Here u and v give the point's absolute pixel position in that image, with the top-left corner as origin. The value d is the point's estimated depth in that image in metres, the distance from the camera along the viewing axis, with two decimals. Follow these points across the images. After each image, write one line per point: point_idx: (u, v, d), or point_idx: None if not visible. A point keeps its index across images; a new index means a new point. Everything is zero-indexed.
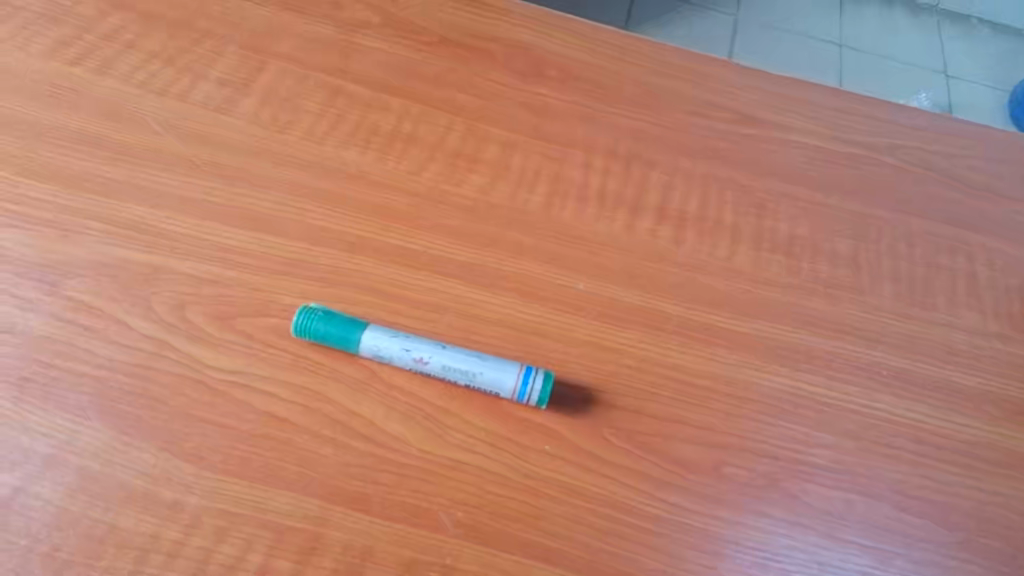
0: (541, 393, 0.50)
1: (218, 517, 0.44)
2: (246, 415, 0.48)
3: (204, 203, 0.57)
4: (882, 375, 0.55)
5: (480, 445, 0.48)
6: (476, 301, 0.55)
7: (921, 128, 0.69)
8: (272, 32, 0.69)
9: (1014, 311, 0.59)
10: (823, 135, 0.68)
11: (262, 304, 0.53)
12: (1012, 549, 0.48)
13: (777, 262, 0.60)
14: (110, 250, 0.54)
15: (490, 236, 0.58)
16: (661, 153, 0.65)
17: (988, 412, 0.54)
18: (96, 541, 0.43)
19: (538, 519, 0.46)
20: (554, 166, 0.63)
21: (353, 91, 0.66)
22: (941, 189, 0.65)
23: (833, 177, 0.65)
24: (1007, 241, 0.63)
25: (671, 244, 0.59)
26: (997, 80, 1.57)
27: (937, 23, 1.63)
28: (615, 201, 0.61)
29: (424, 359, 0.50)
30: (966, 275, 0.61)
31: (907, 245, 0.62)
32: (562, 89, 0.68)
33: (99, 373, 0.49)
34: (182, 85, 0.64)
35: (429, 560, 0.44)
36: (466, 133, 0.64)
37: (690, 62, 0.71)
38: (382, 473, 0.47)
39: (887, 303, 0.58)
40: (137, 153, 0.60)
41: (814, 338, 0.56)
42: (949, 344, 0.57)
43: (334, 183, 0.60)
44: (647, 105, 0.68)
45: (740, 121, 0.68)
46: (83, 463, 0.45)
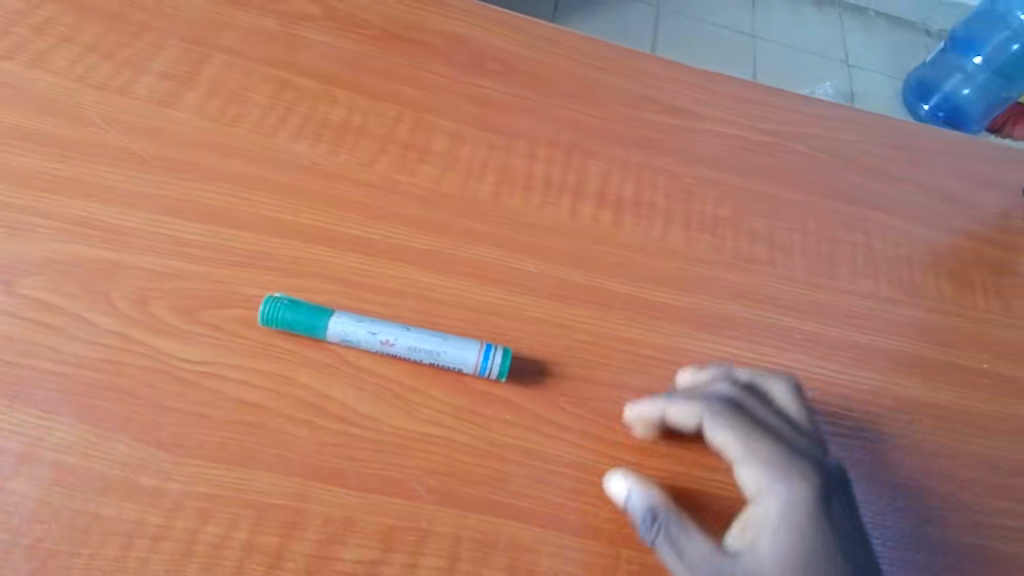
0: (501, 367, 0.54)
1: (200, 500, 0.46)
2: (220, 402, 0.50)
3: (155, 197, 0.58)
4: (797, 338, 0.62)
5: (448, 419, 0.52)
6: (434, 286, 0.58)
7: (825, 117, 0.78)
8: (211, 24, 0.69)
9: (905, 277, 0.68)
10: (741, 125, 0.74)
11: (223, 296, 0.54)
12: (907, 481, 0.57)
13: (705, 241, 0.66)
14: (62, 248, 0.54)
15: (444, 224, 0.61)
16: (599, 143, 0.70)
17: (886, 366, 0.62)
18: (79, 530, 0.44)
19: (505, 481, 0.51)
20: (500, 156, 0.67)
21: (300, 84, 0.67)
22: (845, 172, 0.74)
23: (750, 162, 0.72)
24: (899, 217, 0.72)
25: (611, 228, 0.65)
26: (893, 69, 1.71)
27: (840, 15, 1.76)
28: (559, 188, 0.66)
29: (390, 341, 0.53)
30: (865, 248, 0.69)
31: (815, 221, 0.70)
32: (504, 81, 0.72)
33: (63, 369, 0.49)
34: (124, 79, 0.64)
35: (406, 525, 0.48)
36: (414, 125, 0.67)
37: (619, 56, 0.77)
38: (357, 450, 0.50)
39: (800, 275, 0.66)
40: (82, 148, 0.59)
41: (737, 307, 0.63)
42: (852, 308, 0.65)
43: (288, 176, 0.61)
44: (583, 97, 0.73)
45: (669, 112, 0.74)
46: (57, 457, 0.46)
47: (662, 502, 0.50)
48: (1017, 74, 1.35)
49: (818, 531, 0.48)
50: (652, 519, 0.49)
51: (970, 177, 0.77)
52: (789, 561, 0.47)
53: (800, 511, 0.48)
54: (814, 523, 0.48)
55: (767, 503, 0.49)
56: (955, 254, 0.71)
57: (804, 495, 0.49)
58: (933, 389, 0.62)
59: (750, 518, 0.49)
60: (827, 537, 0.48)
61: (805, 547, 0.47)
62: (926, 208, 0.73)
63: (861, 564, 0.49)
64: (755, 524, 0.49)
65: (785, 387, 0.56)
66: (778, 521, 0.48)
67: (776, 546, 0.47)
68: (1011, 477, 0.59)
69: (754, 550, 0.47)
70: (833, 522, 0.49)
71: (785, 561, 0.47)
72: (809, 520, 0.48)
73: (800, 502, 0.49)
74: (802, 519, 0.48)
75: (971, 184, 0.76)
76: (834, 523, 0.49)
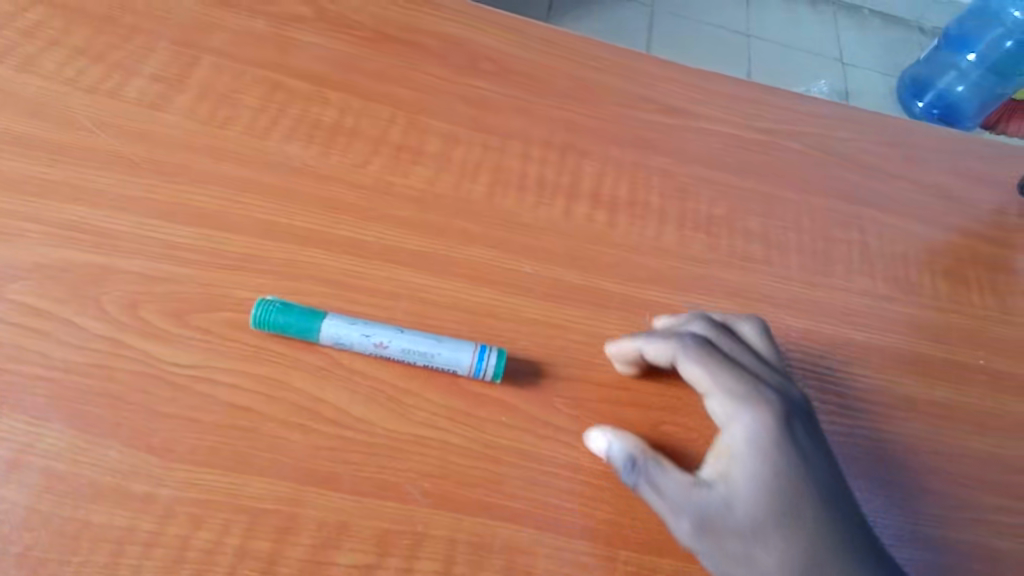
0: (496, 368, 0.53)
1: (192, 506, 0.46)
2: (212, 407, 0.49)
3: (146, 200, 0.57)
4: (793, 336, 0.62)
5: (443, 421, 0.52)
6: (428, 287, 0.58)
7: (819, 115, 0.77)
8: (202, 26, 0.69)
9: (901, 274, 0.68)
10: (735, 123, 0.74)
11: (215, 299, 0.54)
12: (903, 479, 0.57)
13: (700, 240, 0.66)
14: (52, 252, 0.54)
15: (438, 225, 0.61)
16: (593, 143, 0.70)
17: (882, 364, 0.62)
18: (70, 537, 0.44)
19: (500, 483, 0.50)
20: (494, 156, 0.66)
21: (292, 86, 0.66)
22: (839, 169, 0.73)
23: (745, 161, 0.72)
24: (895, 215, 0.72)
25: (606, 227, 0.64)
26: (887, 67, 1.71)
27: (834, 13, 1.76)
28: (553, 188, 0.66)
29: (384, 343, 0.53)
30: (860, 245, 0.69)
31: (810, 219, 0.69)
32: (497, 81, 0.71)
33: (53, 375, 0.49)
34: (114, 82, 0.64)
35: (400, 529, 0.47)
36: (407, 127, 0.67)
37: (612, 56, 0.76)
38: (351, 453, 0.49)
39: (795, 273, 0.66)
40: (72, 152, 0.59)
41: (733, 306, 0.62)
42: (848, 305, 0.65)
43: (280, 178, 0.61)
44: (577, 97, 0.72)
45: (663, 111, 0.73)
46: (47, 463, 0.46)
47: (640, 446, 0.51)
48: (1011, 71, 1.35)
49: (789, 459, 0.49)
50: (632, 463, 0.50)
51: (964, 174, 0.77)
52: (759, 489, 0.48)
53: (769, 441, 0.49)
54: (784, 451, 0.49)
55: (737, 434, 0.50)
56: (950, 251, 0.71)
57: (772, 426, 0.50)
58: (930, 387, 0.62)
59: (722, 449, 0.50)
60: (797, 465, 0.49)
61: (775, 475, 0.48)
62: (921, 205, 0.73)
63: (833, 489, 0.50)
64: (726, 456, 0.50)
65: (754, 328, 0.57)
66: (748, 451, 0.49)
67: (747, 476, 0.48)
68: (1009, 474, 0.59)
69: (727, 480, 0.49)
70: (802, 450, 0.50)
71: (756, 489, 0.48)
72: (778, 449, 0.49)
73: (769, 431, 0.50)
74: (771, 449, 0.49)
75: (965, 181, 0.76)
76: (803, 452, 0.50)
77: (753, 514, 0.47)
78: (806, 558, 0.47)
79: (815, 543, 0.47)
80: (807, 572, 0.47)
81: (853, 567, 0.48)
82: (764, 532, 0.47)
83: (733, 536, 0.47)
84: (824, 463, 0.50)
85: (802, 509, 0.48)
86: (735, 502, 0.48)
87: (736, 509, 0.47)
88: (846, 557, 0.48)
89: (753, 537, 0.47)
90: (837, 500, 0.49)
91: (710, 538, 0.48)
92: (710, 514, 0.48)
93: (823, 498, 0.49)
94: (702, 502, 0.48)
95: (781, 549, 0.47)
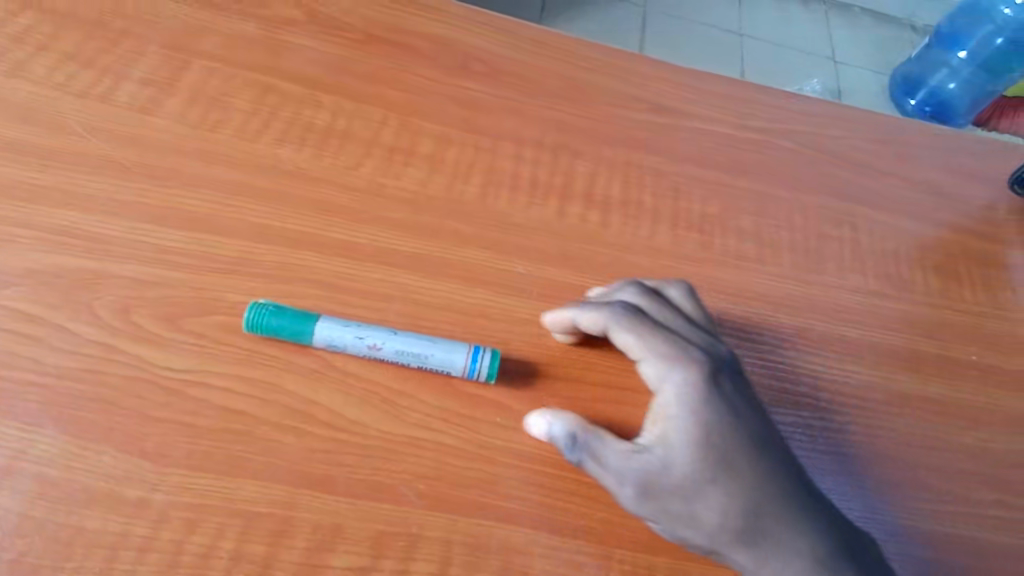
0: (490, 369, 0.53)
1: (185, 510, 0.46)
2: (205, 411, 0.49)
3: (138, 205, 0.57)
4: (786, 334, 0.62)
5: (437, 422, 0.52)
6: (421, 289, 0.58)
7: (810, 113, 0.78)
8: (192, 30, 0.68)
9: (893, 270, 0.68)
10: (726, 121, 0.74)
11: (207, 303, 0.54)
12: (897, 474, 0.57)
13: (692, 239, 0.66)
14: (43, 258, 0.54)
15: (431, 227, 0.61)
16: (585, 143, 0.70)
17: (875, 360, 0.62)
18: (63, 543, 0.44)
19: (495, 484, 0.50)
20: (486, 157, 0.66)
21: (283, 89, 0.66)
22: (830, 167, 0.74)
23: (737, 159, 0.72)
24: (886, 212, 0.72)
25: (598, 227, 0.65)
26: (879, 65, 1.72)
27: (826, 12, 1.77)
28: (545, 188, 0.66)
29: (378, 345, 0.53)
30: (852, 242, 0.69)
31: (802, 217, 0.70)
32: (488, 82, 0.71)
33: (45, 381, 0.49)
34: (104, 86, 0.63)
35: (395, 531, 0.47)
36: (399, 128, 0.67)
37: (604, 56, 0.77)
38: (346, 456, 0.49)
39: (788, 271, 0.66)
40: (62, 157, 0.59)
41: (725, 304, 0.62)
42: (840, 302, 0.65)
43: (271, 181, 0.61)
44: (569, 97, 0.72)
45: (654, 111, 0.73)
46: (40, 469, 0.46)
47: (580, 422, 0.51)
48: (1001, 68, 1.36)
49: (719, 414, 0.49)
50: (573, 441, 0.50)
51: (956, 170, 0.77)
52: (694, 447, 0.48)
53: (700, 398, 0.49)
54: (714, 406, 0.49)
55: (668, 395, 0.50)
56: (942, 247, 0.71)
57: (701, 382, 0.50)
58: (923, 382, 0.62)
59: (656, 412, 0.50)
60: (728, 419, 0.49)
61: (707, 432, 0.48)
62: (912, 202, 0.74)
63: (768, 440, 0.50)
64: (661, 418, 0.50)
65: (681, 290, 0.57)
66: (680, 411, 0.49)
67: (682, 436, 0.48)
68: (1002, 469, 0.59)
69: (663, 443, 0.49)
70: (732, 405, 0.50)
71: (690, 447, 0.48)
72: (709, 405, 0.49)
73: (698, 388, 0.50)
74: (702, 405, 0.49)
75: (956, 177, 0.77)
76: (734, 407, 0.50)
77: (690, 472, 0.48)
78: (746, 508, 0.48)
79: (753, 494, 0.48)
80: (748, 522, 0.48)
81: (794, 512, 0.49)
82: (702, 488, 0.48)
83: (674, 495, 0.48)
84: (756, 415, 0.51)
85: (737, 461, 0.48)
86: (673, 463, 0.48)
87: (674, 469, 0.48)
88: (785, 502, 0.49)
89: (692, 493, 0.48)
90: (771, 450, 0.50)
91: (653, 501, 0.48)
92: (651, 478, 0.48)
93: (761, 452, 0.49)
94: (642, 467, 0.48)
95: (720, 502, 0.48)
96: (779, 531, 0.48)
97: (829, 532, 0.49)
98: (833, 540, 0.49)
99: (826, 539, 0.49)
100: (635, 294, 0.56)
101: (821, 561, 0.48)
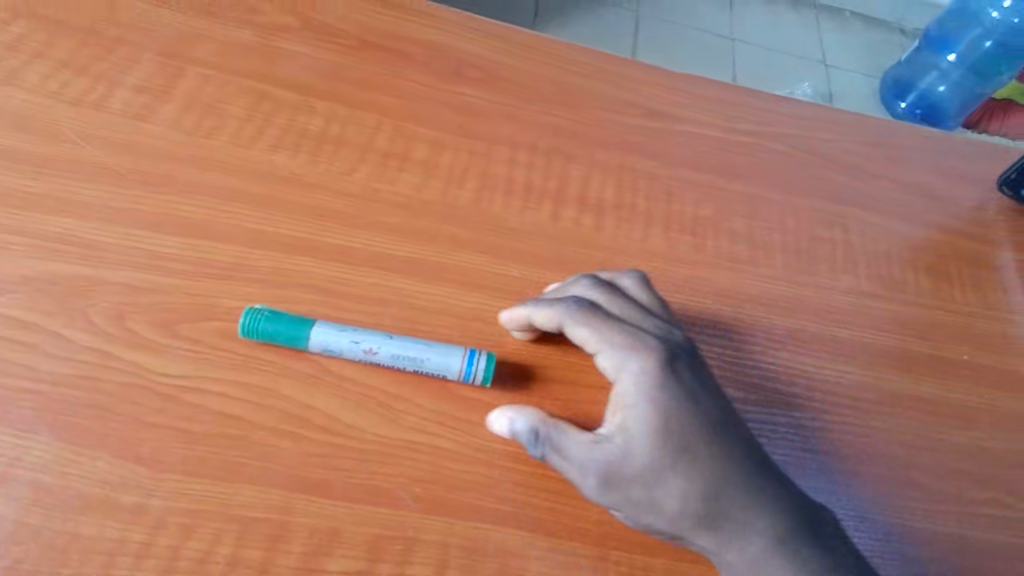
0: (486, 372, 0.54)
1: (182, 516, 0.46)
2: (201, 417, 0.49)
3: (133, 211, 0.57)
4: (779, 335, 0.62)
5: (433, 426, 0.52)
6: (417, 293, 0.58)
7: (801, 116, 0.78)
8: (186, 37, 0.69)
9: (885, 271, 0.69)
10: (719, 125, 0.75)
11: (203, 309, 0.54)
12: (891, 472, 0.57)
13: (686, 242, 0.66)
14: (38, 265, 0.54)
15: (426, 231, 0.61)
16: (579, 148, 0.70)
17: (868, 360, 0.63)
18: (59, 550, 0.43)
19: (491, 487, 0.50)
20: (480, 162, 0.67)
21: (277, 95, 0.67)
22: (822, 170, 0.74)
23: (729, 162, 0.73)
24: (877, 214, 0.73)
25: (592, 231, 0.65)
26: (869, 68, 1.73)
27: (817, 16, 1.78)
28: (539, 193, 0.66)
29: (374, 349, 0.53)
30: (843, 244, 0.70)
31: (794, 219, 0.70)
32: (482, 87, 0.72)
33: (40, 388, 0.49)
34: (98, 94, 0.64)
35: (392, 535, 0.47)
36: (393, 134, 0.67)
37: (596, 61, 0.77)
38: (342, 460, 0.49)
39: (780, 273, 0.66)
40: (57, 164, 0.59)
41: (720, 306, 0.63)
42: (833, 303, 0.65)
43: (266, 187, 0.61)
44: (563, 102, 0.73)
45: (647, 115, 0.74)
46: (36, 476, 0.46)
47: (543, 417, 0.51)
48: (991, 70, 1.37)
49: (676, 399, 0.48)
50: (536, 435, 0.50)
51: (946, 173, 0.78)
52: (653, 435, 0.47)
53: (657, 385, 0.49)
54: (673, 393, 0.49)
55: (627, 385, 0.49)
56: (933, 248, 0.72)
57: (658, 370, 0.49)
58: (916, 382, 0.63)
59: (616, 402, 0.49)
60: (686, 405, 0.49)
61: (666, 419, 0.48)
62: (902, 204, 0.74)
63: (728, 424, 0.50)
64: (621, 408, 0.49)
65: (633, 279, 0.57)
66: (639, 400, 0.48)
67: (641, 424, 0.48)
68: (994, 467, 0.59)
69: (623, 433, 0.48)
70: (691, 390, 0.49)
71: (650, 434, 0.47)
72: (665, 391, 0.48)
73: (655, 376, 0.49)
74: (660, 393, 0.48)
75: (946, 179, 0.77)
76: (692, 393, 0.49)
77: (650, 459, 0.47)
78: (707, 491, 0.47)
79: (714, 478, 0.47)
80: (710, 506, 0.47)
81: (758, 496, 0.48)
82: (662, 474, 0.47)
83: (635, 483, 0.47)
84: (714, 399, 0.50)
85: (696, 446, 0.48)
86: (633, 451, 0.47)
87: (635, 458, 0.47)
88: (746, 483, 0.48)
89: (653, 479, 0.47)
90: (731, 434, 0.49)
91: (615, 490, 0.47)
92: (612, 468, 0.47)
93: (721, 437, 0.49)
94: (604, 456, 0.47)
95: (682, 487, 0.47)
96: (742, 512, 0.47)
97: (791, 512, 0.48)
98: (796, 519, 0.48)
99: (789, 518, 0.48)
100: (590, 287, 0.56)
101: (783, 541, 0.48)
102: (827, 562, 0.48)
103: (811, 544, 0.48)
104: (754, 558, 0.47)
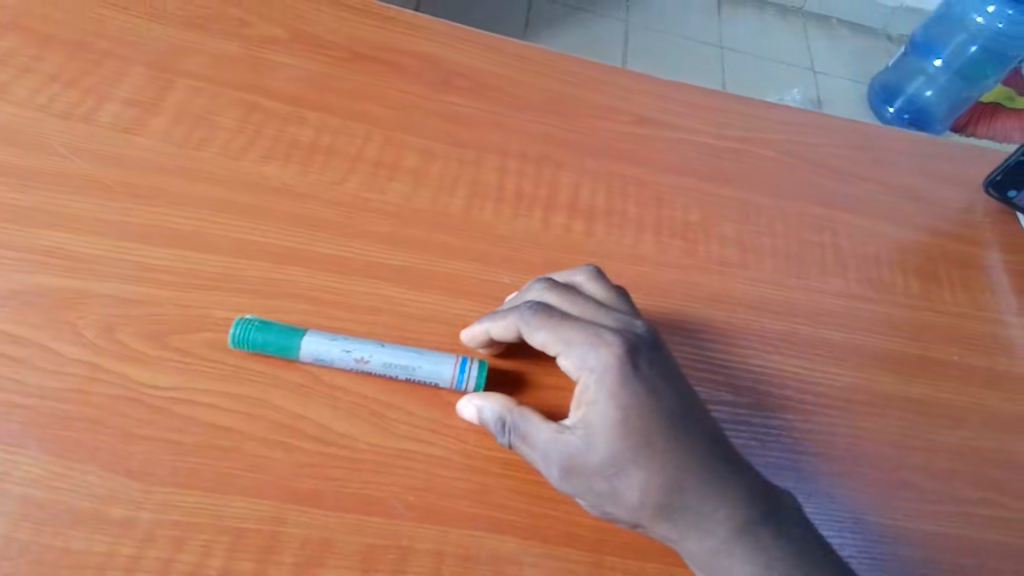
0: (477, 379, 0.54)
1: (172, 528, 0.45)
2: (191, 428, 0.49)
3: (122, 223, 0.57)
4: (771, 338, 0.62)
5: (425, 433, 0.52)
6: (408, 302, 0.58)
7: (789, 121, 0.79)
8: (176, 50, 0.69)
9: (874, 273, 0.69)
10: (707, 131, 0.75)
11: (193, 320, 0.54)
12: (884, 473, 0.57)
13: (677, 246, 0.67)
14: (27, 278, 0.53)
15: (417, 240, 0.61)
16: (568, 154, 0.71)
17: (859, 362, 0.63)
18: (47, 565, 0.43)
19: (484, 494, 0.50)
20: (470, 171, 0.67)
21: (267, 106, 0.67)
22: (810, 173, 0.75)
23: (718, 168, 0.73)
24: (865, 216, 0.73)
25: (582, 237, 0.65)
26: (857, 74, 1.75)
27: (804, 24, 1.80)
28: (529, 200, 0.66)
29: (365, 358, 0.53)
30: (832, 247, 0.70)
31: (784, 223, 0.71)
32: (470, 97, 0.72)
33: (29, 402, 0.48)
34: (87, 107, 0.64)
35: (385, 544, 0.47)
36: (383, 143, 0.67)
37: (584, 69, 0.78)
38: (334, 470, 0.49)
39: (771, 276, 0.67)
40: (46, 178, 0.59)
41: (711, 310, 0.63)
42: (823, 305, 0.66)
43: (256, 198, 0.61)
44: (552, 110, 0.73)
45: (635, 121, 0.74)
46: (24, 491, 0.45)
47: (509, 405, 0.51)
48: (977, 75, 1.39)
49: (634, 393, 0.47)
50: (503, 423, 0.50)
51: (932, 175, 0.79)
52: (611, 429, 0.46)
53: (614, 380, 0.48)
54: (633, 387, 0.48)
55: (587, 382, 0.48)
56: (922, 250, 0.72)
57: (618, 365, 0.48)
58: (907, 383, 0.63)
59: (579, 397, 0.49)
60: (645, 398, 0.47)
61: (625, 413, 0.47)
62: (889, 206, 0.75)
63: (688, 416, 0.49)
64: (582, 404, 0.48)
65: (587, 276, 0.57)
66: (598, 395, 0.47)
67: (600, 419, 0.47)
68: (986, 466, 0.60)
69: (583, 428, 0.47)
70: (652, 383, 0.48)
71: (611, 428, 0.46)
72: (623, 385, 0.47)
73: (613, 372, 0.48)
74: (618, 388, 0.47)
75: (932, 181, 0.78)
76: (650, 386, 0.48)
77: (611, 451, 0.46)
78: (667, 483, 0.46)
79: (675, 470, 0.46)
80: (671, 498, 0.46)
81: (723, 487, 0.47)
82: (623, 466, 0.46)
83: (597, 474, 0.47)
84: (673, 391, 0.49)
85: (655, 438, 0.47)
86: (592, 445, 0.47)
87: (594, 451, 0.46)
88: (709, 475, 0.47)
89: (614, 471, 0.46)
90: (692, 426, 0.48)
91: (578, 480, 0.47)
92: (573, 460, 0.47)
93: (683, 430, 0.48)
94: (567, 447, 0.47)
95: (642, 479, 0.46)
96: (702, 503, 0.46)
97: (752, 501, 0.47)
98: (758, 510, 0.47)
99: (752, 509, 0.47)
100: (546, 289, 0.55)
101: (745, 530, 0.47)
102: (790, 551, 0.47)
103: (775, 533, 0.47)
104: (716, 548, 0.46)
